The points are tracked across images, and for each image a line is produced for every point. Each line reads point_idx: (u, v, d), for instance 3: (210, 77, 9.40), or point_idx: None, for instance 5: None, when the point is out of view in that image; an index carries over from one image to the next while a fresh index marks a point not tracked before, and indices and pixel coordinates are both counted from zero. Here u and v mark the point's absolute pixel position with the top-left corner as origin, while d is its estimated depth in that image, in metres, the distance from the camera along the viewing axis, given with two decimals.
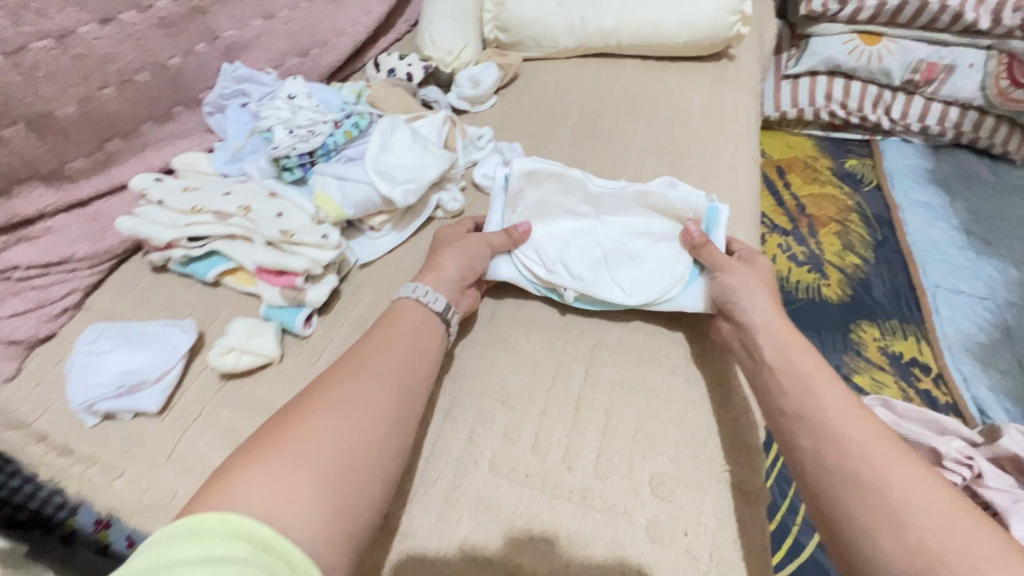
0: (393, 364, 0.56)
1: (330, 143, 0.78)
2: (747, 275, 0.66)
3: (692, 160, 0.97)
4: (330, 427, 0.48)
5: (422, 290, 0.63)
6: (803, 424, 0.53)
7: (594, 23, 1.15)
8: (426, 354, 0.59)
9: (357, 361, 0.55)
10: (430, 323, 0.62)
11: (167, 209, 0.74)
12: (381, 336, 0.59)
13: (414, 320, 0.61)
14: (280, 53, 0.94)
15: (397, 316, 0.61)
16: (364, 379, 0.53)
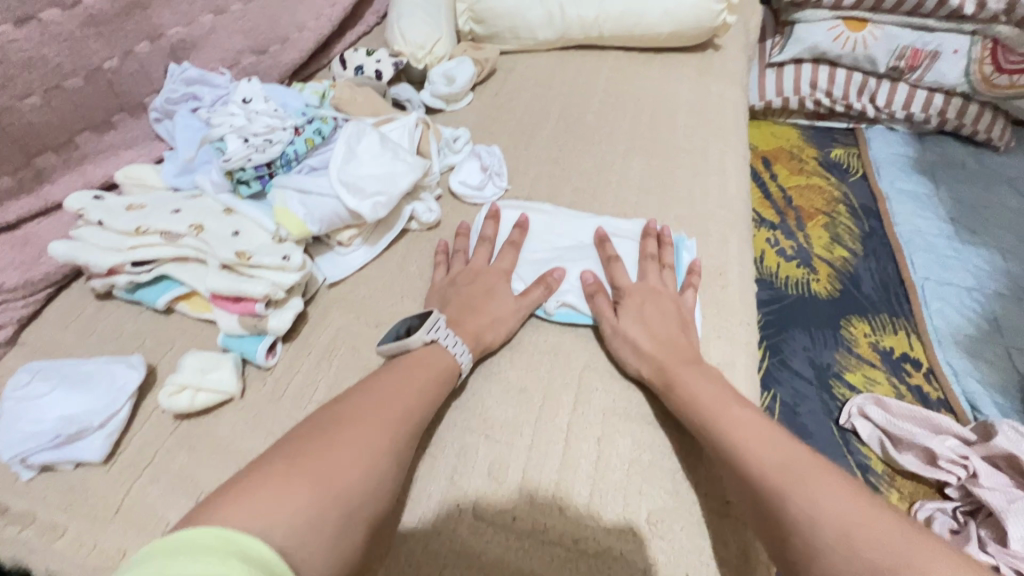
0: (404, 410, 0.53)
1: (290, 152, 0.72)
2: (677, 310, 0.64)
3: (681, 158, 0.92)
4: (334, 470, 0.44)
5: (450, 339, 0.59)
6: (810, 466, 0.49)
7: (574, 13, 1.09)
8: (434, 397, 0.56)
9: (367, 402, 0.52)
10: (445, 362, 0.58)
11: (107, 230, 0.66)
12: (390, 375, 0.56)
13: (425, 360, 0.58)
14: (234, 52, 0.86)
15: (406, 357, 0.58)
16: (374, 423, 0.50)
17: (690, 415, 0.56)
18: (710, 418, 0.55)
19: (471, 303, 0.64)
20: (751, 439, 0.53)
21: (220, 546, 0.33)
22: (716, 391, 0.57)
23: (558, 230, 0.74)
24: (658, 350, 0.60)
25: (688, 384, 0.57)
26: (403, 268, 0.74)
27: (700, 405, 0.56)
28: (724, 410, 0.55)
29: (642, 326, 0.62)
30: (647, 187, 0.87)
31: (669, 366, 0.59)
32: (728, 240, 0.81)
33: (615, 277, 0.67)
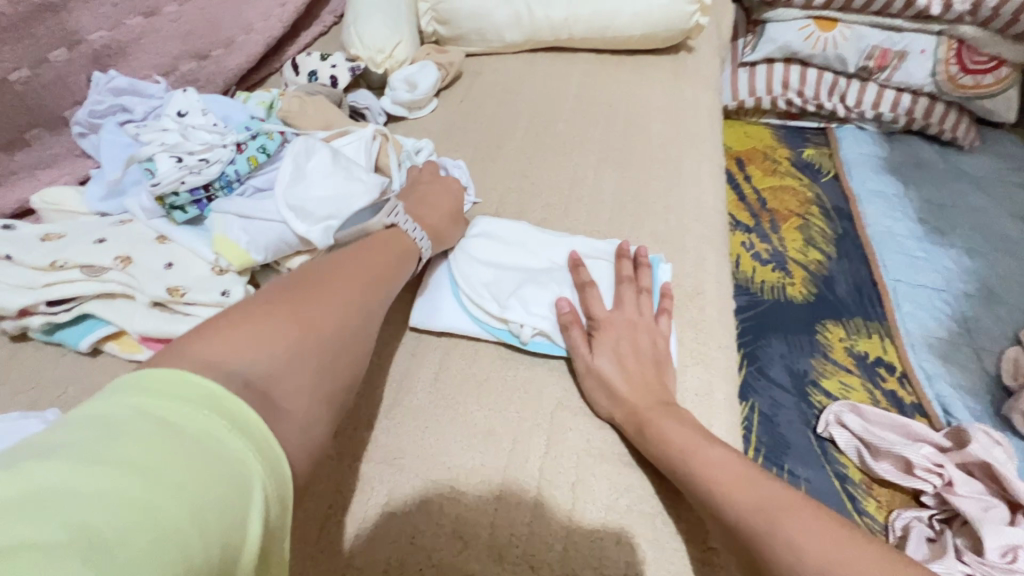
0: (376, 278, 0.53)
1: (230, 173, 0.65)
2: (654, 336, 0.60)
3: (654, 168, 0.88)
4: (310, 324, 0.44)
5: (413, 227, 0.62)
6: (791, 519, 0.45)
7: (542, 15, 1.04)
8: (402, 274, 0.58)
9: (339, 270, 0.51)
10: (411, 246, 0.61)
11: (19, 266, 0.59)
12: (359, 250, 0.55)
13: (390, 241, 0.59)
14: (172, 57, 0.78)
15: (374, 237, 0.59)
16: (347, 285, 0.50)
17: (665, 459, 0.53)
18: (686, 462, 0.51)
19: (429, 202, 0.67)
20: (728, 483, 0.49)
21: (184, 390, 0.32)
22: (690, 433, 0.53)
23: (529, 250, 0.68)
24: (632, 391, 0.56)
25: (661, 426, 0.54)
26: None
27: (677, 448, 0.52)
28: (699, 452, 0.52)
29: (614, 362, 0.58)
30: (621, 199, 0.83)
31: (642, 406, 0.55)
32: (704, 256, 0.78)
33: (590, 305, 0.62)
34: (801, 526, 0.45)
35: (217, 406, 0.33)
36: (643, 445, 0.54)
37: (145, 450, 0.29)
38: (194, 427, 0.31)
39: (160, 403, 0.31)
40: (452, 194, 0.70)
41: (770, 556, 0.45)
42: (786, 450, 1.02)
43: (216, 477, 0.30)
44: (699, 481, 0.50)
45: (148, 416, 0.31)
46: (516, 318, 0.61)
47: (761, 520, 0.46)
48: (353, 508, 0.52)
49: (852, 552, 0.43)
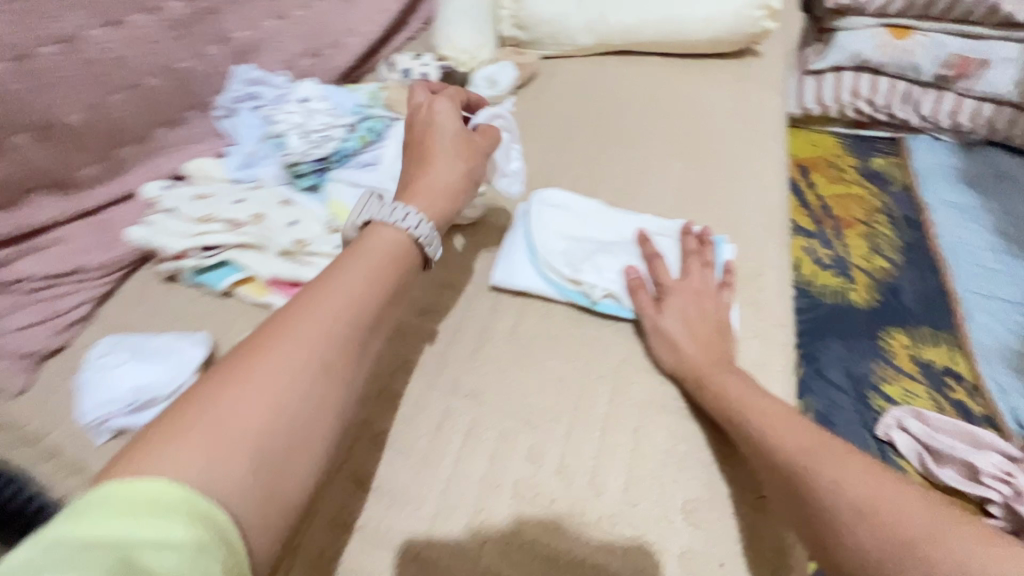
0: (360, 312, 0.49)
1: (344, 149, 0.76)
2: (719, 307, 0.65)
3: (718, 163, 0.93)
4: (274, 386, 0.42)
5: (412, 218, 0.56)
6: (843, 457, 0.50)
7: (615, 20, 1.12)
8: (395, 291, 0.53)
9: (319, 310, 0.47)
10: (406, 260, 0.55)
11: (178, 217, 0.71)
12: (341, 278, 0.50)
13: (383, 258, 0.53)
14: (292, 55, 0.91)
15: (361, 254, 0.52)
16: (324, 331, 0.46)
17: (719, 410, 0.58)
18: (741, 412, 0.56)
19: (443, 156, 0.63)
20: (780, 432, 0.54)
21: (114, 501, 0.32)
22: (745, 388, 0.58)
23: (600, 225, 0.75)
24: (694, 349, 0.61)
25: (719, 382, 0.59)
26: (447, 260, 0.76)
27: (734, 401, 0.57)
28: (752, 405, 0.56)
29: (678, 326, 0.63)
30: (684, 189, 0.89)
31: (701, 362, 0.60)
32: (764, 242, 0.82)
33: (659, 274, 0.67)
34: (848, 465, 0.49)
35: (147, 507, 0.33)
36: (703, 398, 0.59)
37: (72, 559, 0.29)
38: (114, 532, 0.31)
39: (75, 523, 0.31)
40: (468, 138, 0.66)
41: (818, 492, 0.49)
42: None
43: (154, 551, 0.30)
44: (751, 430, 0.55)
45: (62, 537, 0.30)
46: (588, 282, 0.67)
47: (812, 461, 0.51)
48: (443, 434, 0.59)
49: (899, 488, 0.47)
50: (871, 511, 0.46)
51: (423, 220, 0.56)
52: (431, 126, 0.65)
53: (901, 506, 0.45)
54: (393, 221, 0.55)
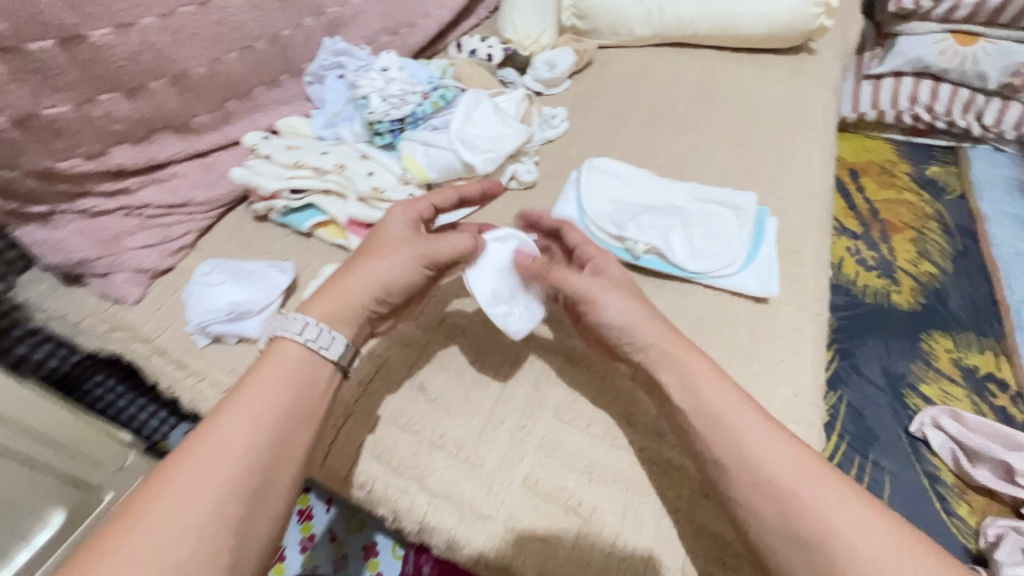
0: (260, 436, 0.48)
1: (419, 112, 0.84)
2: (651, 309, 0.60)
3: (764, 149, 0.97)
4: (174, 526, 0.43)
5: (310, 333, 0.53)
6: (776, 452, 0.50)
7: (672, 13, 1.16)
8: (308, 393, 0.52)
9: (213, 443, 0.47)
10: (316, 367, 0.53)
11: (273, 163, 0.81)
12: (240, 403, 0.49)
13: (288, 372, 0.52)
14: (374, 31, 1.00)
15: (263, 370, 0.52)
16: (219, 462, 0.46)
17: (695, 415, 0.53)
18: (720, 420, 0.52)
19: (371, 262, 0.57)
20: (755, 446, 0.50)
21: None
22: (729, 393, 0.53)
23: (649, 192, 0.81)
24: (655, 338, 0.57)
25: (691, 368, 0.55)
26: (503, 218, 0.83)
27: (714, 405, 0.53)
28: (736, 413, 0.52)
29: (625, 323, 0.57)
30: (729, 171, 0.93)
31: (675, 352, 0.56)
32: (806, 222, 0.85)
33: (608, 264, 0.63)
34: (816, 491, 0.48)
35: None
36: (675, 389, 0.55)
37: None
38: None
39: None
40: (410, 242, 0.58)
41: (781, 514, 0.48)
42: (874, 443, 1.00)
43: None
44: (728, 446, 0.51)
45: None
46: (632, 237, 0.74)
47: (782, 485, 0.48)
48: (494, 362, 0.66)
49: (858, 520, 0.46)
50: (823, 544, 0.46)
51: (330, 338, 0.53)
52: (376, 232, 0.60)
53: (856, 541, 0.45)
54: (293, 335, 0.53)
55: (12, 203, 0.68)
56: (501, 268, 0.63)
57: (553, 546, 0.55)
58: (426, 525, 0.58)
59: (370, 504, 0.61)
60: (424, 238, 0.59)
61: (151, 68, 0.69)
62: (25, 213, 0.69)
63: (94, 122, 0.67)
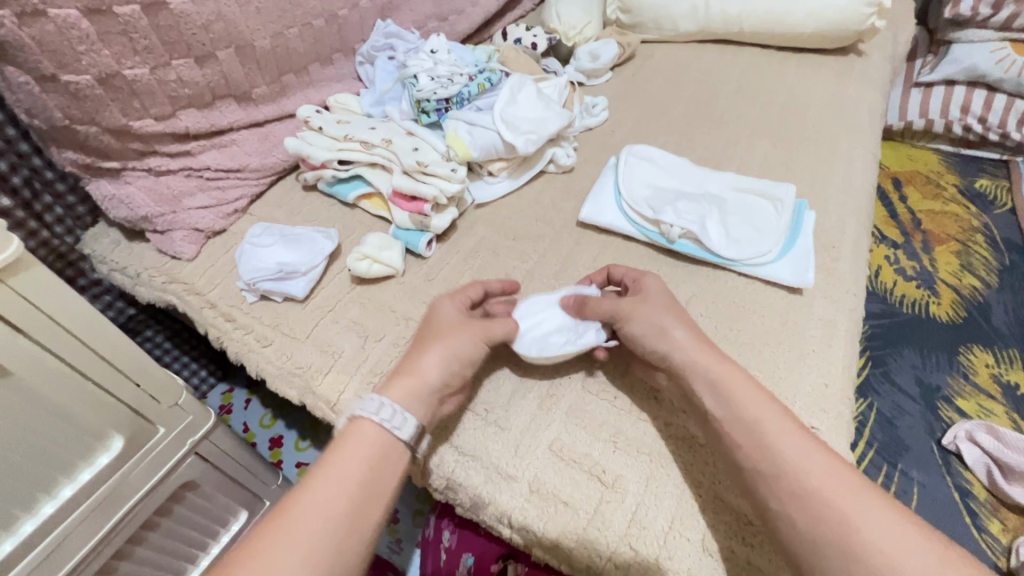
0: (337, 513, 0.49)
1: (465, 93, 0.87)
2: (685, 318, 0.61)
3: (805, 146, 0.96)
4: None
5: (384, 413, 0.54)
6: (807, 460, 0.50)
7: (718, 8, 1.16)
8: (382, 478, 0.53)
9: (293, 521, 0.47)
10: (389, 451, 0.54)
11: (323, 135, 0.84)
12: (320, 482, 0.50)
13: (365, 451, 0.53)
14: (424, 16, 1.04)
15: (341, 452, 0.52)
16: (297, 541, 0.46)
17: (730, 422, 0.54)
18: (757, 430, 0.52)
19: (436, 345, 0.59)
20: (787, 449, 0.51)
21: None
22: (769, 406, 0.54)
23: (688, 181, 0.81)
24: (691, 343, 0.58)
25: (721, 374, 0.56)
26: (540, 200, 0.85)
27: (751, 413, 0.53)
28: (773, 421, 0.52)
29: (650, 331, 0.60)
30: (769, 165, 0.92)
31: (702, 356, 0.57)
32: (845, 219, 0.84)
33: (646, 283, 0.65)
34: (844, 494, 0.47)
35: None
36: (702, 390, 0.56)
37: None
38: None
39: None
40: (467, 325, 0.61)
41: (816, 526, 0.47)
42: (903, 453, 0.97)
43: None
44: (767, 457, 0.51)
45: None
46: (668, 221, 0.75)
47: (818, 494, 0.48)
48: None
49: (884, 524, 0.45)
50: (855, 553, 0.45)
51: (406, 420, 0.54)
52: (432, 321, 0.63)
53: (893, 551, 0.44)
54: (370, 415, 0.54)
55: (89, 157, 0.73)
56: (538, 320, 0.66)
57: (576, 509, 0.56)
58: (453, 482, 0.60)
59: None
60: (477, 321, 0.62)
61: (220, 38, 0.74)
62: (98, 167, 0.75)
63: (166, 85, 0.72)
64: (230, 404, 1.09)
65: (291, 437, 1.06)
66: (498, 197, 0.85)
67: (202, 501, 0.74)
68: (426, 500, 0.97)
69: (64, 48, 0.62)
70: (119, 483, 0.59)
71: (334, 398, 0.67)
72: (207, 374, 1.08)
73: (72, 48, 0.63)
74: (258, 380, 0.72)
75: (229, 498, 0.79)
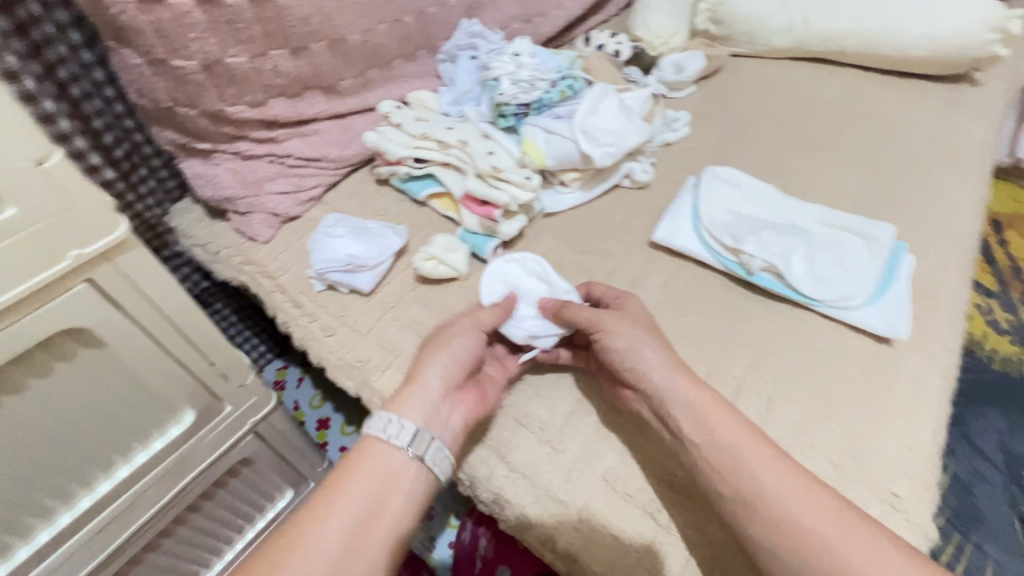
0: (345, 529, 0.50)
1: (545, 99, 0.86)
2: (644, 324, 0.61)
3: (904, 181, 0.89)
4: None
5: (390, 429, 0.54)
6: (787, 490, 0.49)
7: (819, 25, 1.09)
8: (393, 498, 0.53)
9: (303, 533, 0.50)
10: (399, 469, 0.54)
11: (402, 131, 0.84)
12: (329, 501, 0.51)
13: (376, 473, 0.53)
14: (509, 17, 1.02)
15: (358, 468, 0.54)
16: (308, 550, 0.49)
17: (708, 447, 0.52)
18: (734, 459, 0.51)
19: (431, 350, 0.59)
20: (767, 477, 0.50)
21: None
22: (745, 432, 0.52)
23: (772, 211, 0.76)
24: (673, 364, 0.57)
25: (696, 398, 0.54)
26: (611, 215, 0.83)
27: (728, 443, 0.52)
28: (751, 451, 0.51)
29: (628, 349, 0.57)
30: (862, 199, 0.86)
31: (678, 379, 0.55)
32: (943, 266, 0.77)
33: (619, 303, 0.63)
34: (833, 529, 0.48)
35: None
36: (682, 419, 0.54)
37: None
38: None
39: None
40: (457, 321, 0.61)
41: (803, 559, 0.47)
42: (976, 523, 0.89)
43: None
44: (745, 485, 0.50)
45: None
46: (750, 251, 0.70)
47: (804, 525, 0.48)
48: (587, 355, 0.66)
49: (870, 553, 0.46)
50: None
51: (405, 427, 0.54)
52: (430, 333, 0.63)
53: None
54: (379, 431, 0.55)
55: (186, 137, 0.77)
56: (508, 278, 0.69)
57: (623, 547, 0.55)
58: (500, 497, 0.59)
59: None
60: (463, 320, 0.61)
61: (316, 31, 0.75)
62: (192, 148, 0.79)
63: (262, 74, 0.74)
64: (284, 380, 1.13)
65: (337, 420, 1.09)
66: (570, 208, 0.83)
67: (254, 478, 0.77)
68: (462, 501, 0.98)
69: (177, 35, 0.66)
70: (188, 453, 0.63)
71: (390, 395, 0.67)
72: (265, 350, 1.12)
73: (183, 35, 0.66)
74: (318, 367, 0.74)
75: (279, 477, 0.81)
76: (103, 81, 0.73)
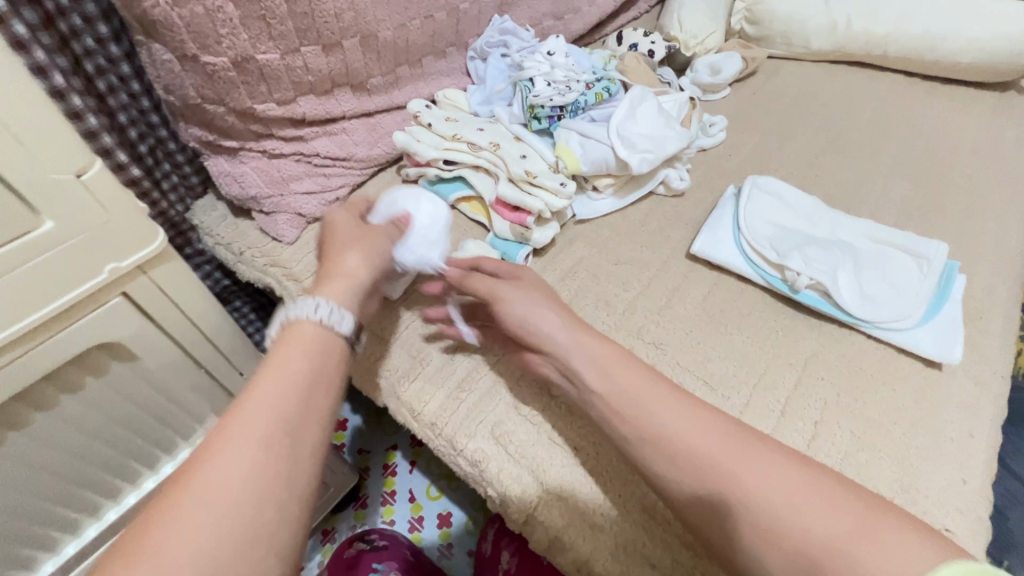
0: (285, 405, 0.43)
1: (581, 102, 0.83)
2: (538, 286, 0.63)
3: (951, 194, 0.85)
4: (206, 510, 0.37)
5: (321, 311, 0.49)
6: (683, 429, 0.49)
7: (861, 27, 1.05)
8: (326, 366, 0.48)
9: (231, 423, 0.41)
10: (329, 342, 0.49)
11: (432, 132, 0.81)
12: (260, 386, 0.43)
13: (305, 349, 0.47)
14: (541, 14, 0.99)
15: (278, 351, 0.47)
16: (245, 435, 0.40)
17: (613, 397, 0.53)
18: (636, 404, 0.52)
19: (355, 246, 0.57)
20: (665, 420, 0.50)
21: None
22: (642, 379, 0.53)
23: (814, 223, 0.73)
24: (569, 320, 0.59)
25: (597, 350, 0.56)
26: (646, 223, 0.80)
27: (628, 389, 0.53)
28: (655, 399, 0.52)
29: (529, 314, 0.59)
30: (907, 211, 0.82)
31: (580, 337, 0.57)
32: (994, 286, 0.74)
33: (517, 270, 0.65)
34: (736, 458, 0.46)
35: None
36: (583, 371, 0.56)
37: None
38: None
39: None
40: (375, 231, 0.60)
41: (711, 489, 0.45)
42: (1011, 549, 0.86)
43: None
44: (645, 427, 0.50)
45: None
46: (795, 267, 0.68)
47: (717, 461, 0.46)
48: None
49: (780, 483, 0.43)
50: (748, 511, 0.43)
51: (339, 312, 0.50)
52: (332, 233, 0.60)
53: (790, 506, 0.42)
54: (306, 314, 0.49)
55: (212, 134, 0.75)
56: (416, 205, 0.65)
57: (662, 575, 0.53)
58: (532, 520, 0.57)
59: (478, 481, 0.61)
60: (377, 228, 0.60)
61: (347, 27, 0.73)
62: (218, 145, 0.77)
63: (293, 71, 0.72)
64: None
65: (355, 422, 1.07)
66: (603, 214, 0.81)
67: None
68: (482, 510, 0.98)
69: (208, 30, 0.63)
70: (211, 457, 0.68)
71: (418, 407, 0.64)
72: None
73: (215, 31, 0.64)
74: None
75: None
76: (130, 75, 0.71)
